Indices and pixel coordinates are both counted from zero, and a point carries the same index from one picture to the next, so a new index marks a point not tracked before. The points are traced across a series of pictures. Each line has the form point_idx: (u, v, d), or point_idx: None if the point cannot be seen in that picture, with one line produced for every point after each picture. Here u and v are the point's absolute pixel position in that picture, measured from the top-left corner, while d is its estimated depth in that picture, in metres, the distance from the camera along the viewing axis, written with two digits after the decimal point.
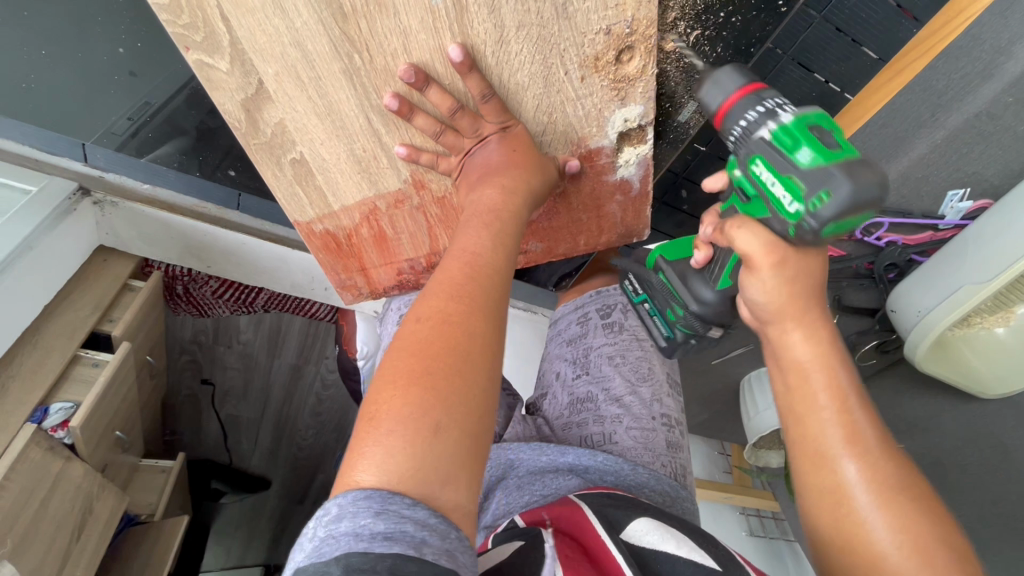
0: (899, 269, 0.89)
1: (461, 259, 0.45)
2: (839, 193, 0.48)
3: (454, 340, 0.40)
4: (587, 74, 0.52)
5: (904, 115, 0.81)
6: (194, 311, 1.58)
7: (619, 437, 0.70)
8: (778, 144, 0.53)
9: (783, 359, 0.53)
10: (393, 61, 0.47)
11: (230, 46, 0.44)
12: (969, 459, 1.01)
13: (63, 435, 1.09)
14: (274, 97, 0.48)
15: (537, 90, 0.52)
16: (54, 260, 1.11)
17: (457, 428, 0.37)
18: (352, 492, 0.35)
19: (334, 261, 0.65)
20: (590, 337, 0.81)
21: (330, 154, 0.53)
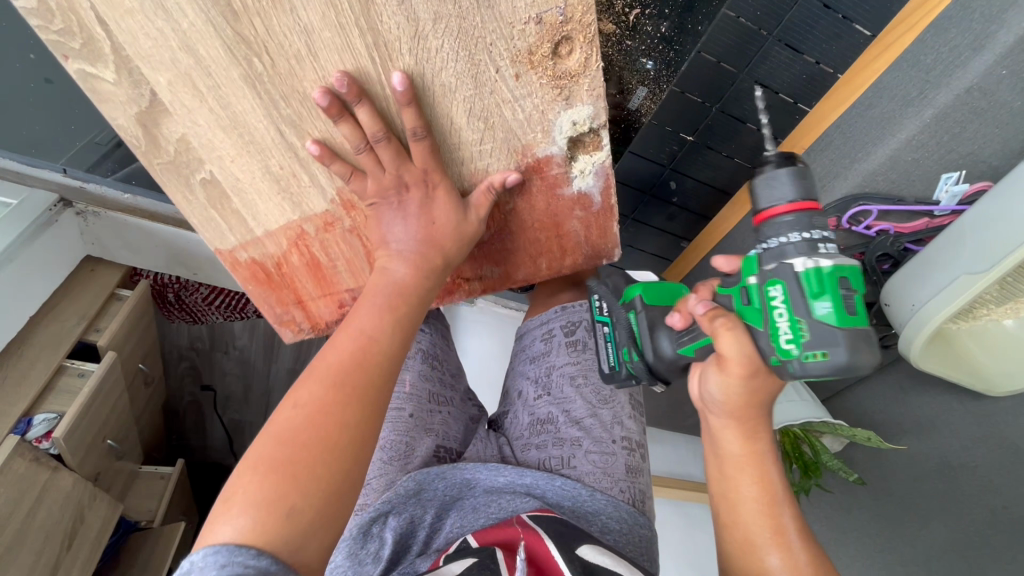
0: (894, 260, 0.84)
1: (356, 341, 0.46)
2: (836, 357, 0.48)
3: (327, 429, 0.42)
4: (522, 71, 0.47)
5: (891, 93, 0.76)
6: (187, 318, 1.59)
7: (577, 462, 0.67)
8: (805, 286, 0.50)
9: (717, 448, 0.58)
10: (296, 62, 0.43)
11: (114, 55, 0.42)
12: (979, 460, 0.93)
13: (48, 446, 1.11)
14: (171, 110, 0.45)
15: (466, 93, 0.47)
16: (41, 270, 1.16)
17: (312, 510, 0.40)
18: (205, 548, 0.36)
19: (265, 290, 0.62)
20: (553, 356, 0.77)
21: (244, 173, 0.50)
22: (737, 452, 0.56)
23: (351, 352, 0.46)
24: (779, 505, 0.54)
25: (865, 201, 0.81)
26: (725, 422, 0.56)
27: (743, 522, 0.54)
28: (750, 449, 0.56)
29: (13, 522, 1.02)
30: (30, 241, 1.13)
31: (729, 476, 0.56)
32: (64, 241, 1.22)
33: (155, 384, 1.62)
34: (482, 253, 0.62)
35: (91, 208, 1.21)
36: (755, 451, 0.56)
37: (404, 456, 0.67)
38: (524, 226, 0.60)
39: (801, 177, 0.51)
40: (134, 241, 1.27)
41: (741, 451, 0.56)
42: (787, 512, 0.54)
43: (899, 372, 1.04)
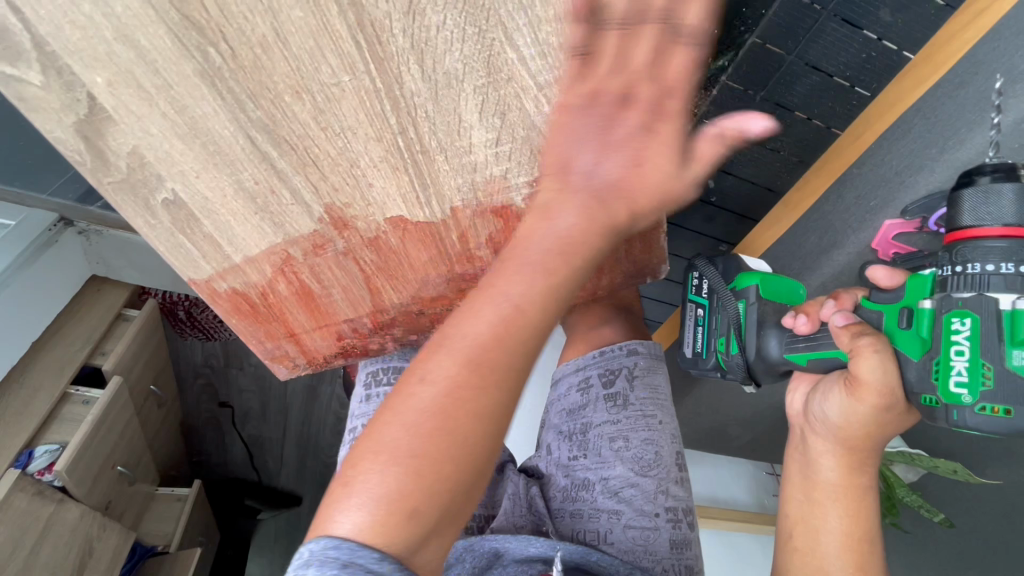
0: None
1: (500, 310, 0.38)
2: (1019, 417, 0.46)
3: (466, 416, 0.36)
4: (550, 51, 0.35)
5: (989, 67, 0.63)
6: (199, 335, 1.51)
7: (614, 537, 0.58)
8: (1006, 329, 0.48)
9: (811, 477, 0.59)
10: (262, 51, 0.33)
11: (35, 49, 0.33)
12: None
13: (52, 478, 1.06)
14: (115, 117, 0.36)
15: (477, 82, 0.37)
16: (40, 295, 1.10)
17: (438, 509, 0.35)
18: (325, 536, 0.34)
19: (252, 324, 0.53)
20: (590, 411, 0.65)
21: (212, 190, 0.41)
22: (835, 482, 0.57)
23: (494, 324, 0.37)
24: (870, 538, 0.55)
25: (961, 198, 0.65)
26: (829, 446, 0.57)
27: (823, 553, 0.56)
28: (849, 483, 0.57)
29: (17, 560, 0.97)
30: (30, 262, 1.08)
31: (814, 504, 0.58)
32: (68, 260, 1.17)
33: (169, 406, 1.56)
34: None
35: (94, 227, 1.17)
36: (852, 484, 0.57)
37: None
38: None
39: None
40: (138, 258, 1.22)
41: (838, 482, 0.57)
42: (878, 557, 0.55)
43: None
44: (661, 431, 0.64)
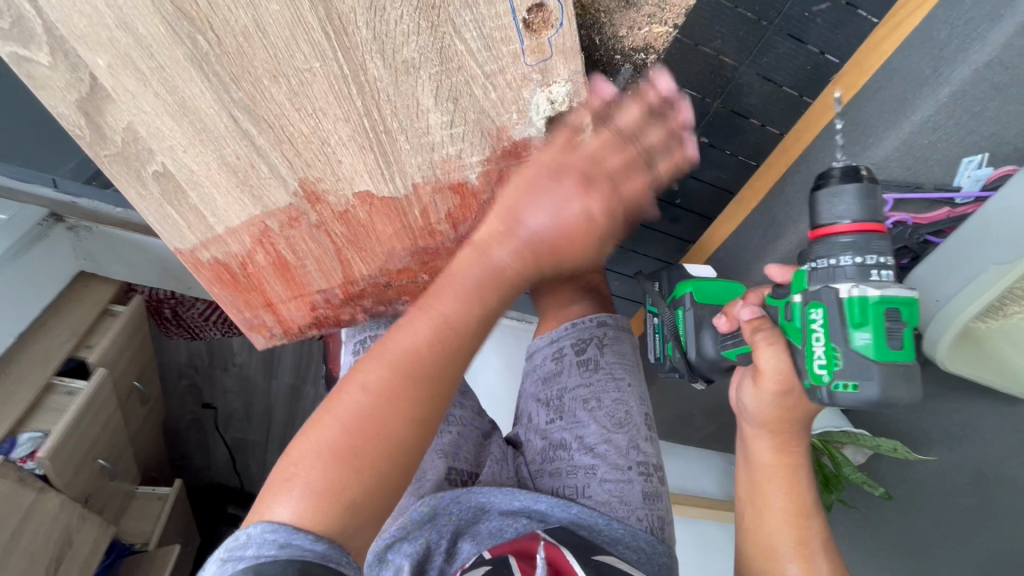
0: (914, 253, 0.78)
1: (429, 327, 0.45)
2: (866, 391, 0.48)
3: (388, 418, 0.42)
4: (492, 45, 0.42)
5: (903, 74, 0.71)
6: (184, 335, 1.53)
7: (592, 491, 0.64)
8: (845, 313, 0.49)
9: (751, 459, 0.63)
10: (243, 41, 0.39)
11: (45, 33, 0.37)
12: (1017, 471, 0.85)
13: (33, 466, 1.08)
14: (114, 95, 0.41)
15: (432, 70, 0.43)
16: (28, 289, 1.13)
17: (367, 502, 0.41)
18: (263, 523, 0.39)
19: (232, 293, 0.58)
20: (565, 377, 0.72)
21: (198, 163, 0.46)
22: (774, 470, 0.60)
23: (426, 339, 0.45)
24: (809, 508, 0.59)
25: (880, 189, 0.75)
26: (766, 436, 0.61)
27: (772, 532, 0.59)
28: (783, 466, 0.60)
29: None
30: (20, 254, 1.12)
31: (762, 489, 0.61)
32: (59, 255, 1.21)
33: (152, 404, 1.58)
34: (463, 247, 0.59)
35: (84, 223, 1.20)
36: (787, 463, 0.60)
37: (416, 480, 0.62)
38: None
39: (868, 196, 0.48)
40: (127, 253, 1.26)
41: (774, 467, 0.61)
42: (817, 521, 0.59)
43: None
44: (630, 392, 0.71)
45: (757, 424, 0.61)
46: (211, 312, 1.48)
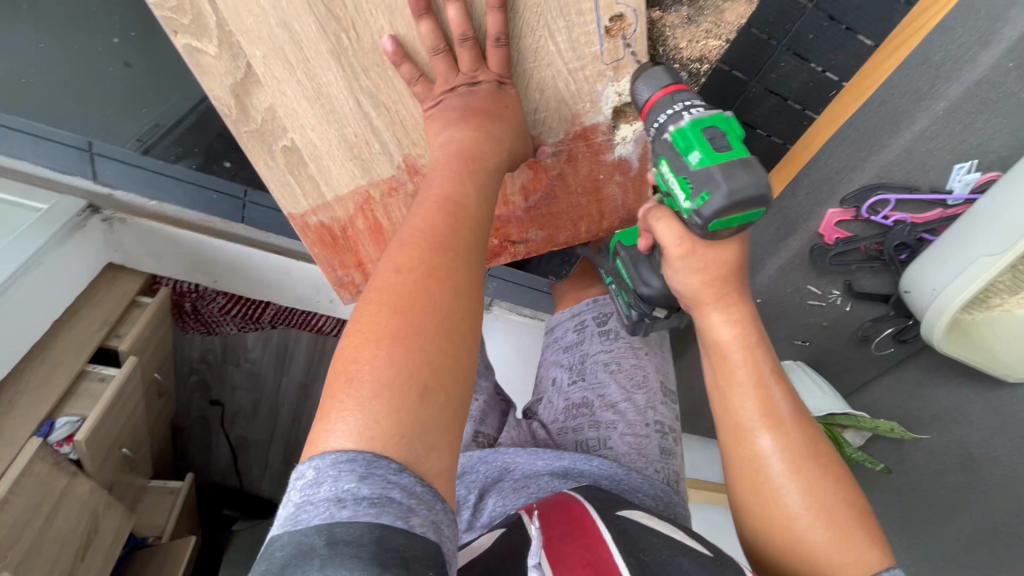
0: (912, 249, 0.89)
1: (441, 204, 0.47)
2: (716, 197, 0.49)
3: (435, 296, 0.43)
4: (577, 47, 0.54)
5: (902, 91, 0.79)
6: (201, 330, 1.49)
7: (613, 442, 0.70)
8: (675, 147, 0.52)
9: (709, 338, 0.62)
10: (378, 38, 0.50)
11: (218, 28, 0.48)
12: (1001, 451, 0.94)
13: (68, 450, 1.07)
14: (262, 80, 0.52)
15: (528, 65, 0.54)
16: (63, 278, 1.14)
17: (442, 392, 0.41)
18: (329, 454, 0.37)
19: (330, 254, 0.69)
20: (587, 345, 0.81)
21: (321, 139, 0.56)
22: (735, 352, 0.61)
23: (440, 218, 0.46)
24: (768, 378, 0.60)
25: (883, 190, 0.85)
26: (721, 309, 0.61)
27: (744, 407, 0.59)
28: (743, 345, 0.61)
29: (32, 528, 0.96)
30: (59, 244, 1.12)
31: (728, 370, 0.61)
32: (90, 246, 1.20)
33: (169, 397, 1.52)
34: (529, 216, 0.71)
35: (119, 215, 1.20)
36: (745, 340, 0.61)
37: None
38: (569, 189, 0.68)
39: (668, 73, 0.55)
40: (158, 247, 1.26)
41: (736, 349, 0.61)
42: (780, 389, 0.60)
43: (913, 366, 1.07)
44: (647, 360, 0.79)
45: (702, 298, 0.62)
46: (231, 306, 1.47)
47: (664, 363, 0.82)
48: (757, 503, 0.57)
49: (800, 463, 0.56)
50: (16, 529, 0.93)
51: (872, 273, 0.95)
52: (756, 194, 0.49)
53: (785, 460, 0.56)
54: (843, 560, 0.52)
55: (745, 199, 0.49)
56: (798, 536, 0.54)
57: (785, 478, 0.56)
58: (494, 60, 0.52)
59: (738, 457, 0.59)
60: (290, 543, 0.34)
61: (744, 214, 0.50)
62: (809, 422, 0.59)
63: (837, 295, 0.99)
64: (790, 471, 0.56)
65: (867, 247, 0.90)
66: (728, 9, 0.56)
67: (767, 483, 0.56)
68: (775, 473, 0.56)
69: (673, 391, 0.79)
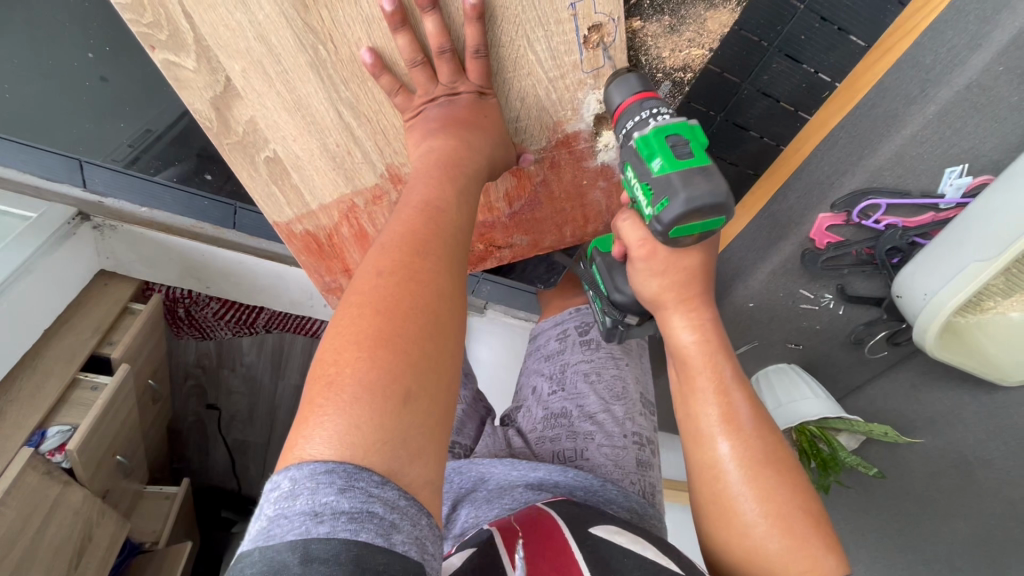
0: (902, 252, 0.89)
1: (423, 207, 0.46)
2: (671, 207, 0.47)
3: (418, 299, 0.42)
4: (556, 55, 0.53)
5: (893, 94, 0.78)
6: (195, 335, 1.49)
7: (590, 453, 0.70)
8: (638, 154, 0.50)
9: (671, 342, 0.61)
10: (356, 49, 0.49)
11: (195, 43, 0.47)
12: (995, 454, 0.94)
13: (60, 459, 1.07)
14: (242, 93, 0.51)
15: (507, 74, 0.53)
16: (53, 286, 1.13)
17: (426, 397, 0.40)
18: (305, 464, 0.36)
19: (316, 261, 0.68)
20: (568, 354, 0.81)
21: (303, 150, 0.56)
22: (697, 358, 0.60)
23: (422, 221, 0.46)
24: (732, 382, 0.59)
25: (874, 195, 0.84)
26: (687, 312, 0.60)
27: (705, 413, 0.58)
28: (705, 349, 0.60)
29: (23, 539, 0.96)
30: (49, 253, 1.10)
31: (690, 375, 0.60)
32: (82, 254, 1.20)
33: (162, 402, 1.50)
34: (514, 221, 0.70)
35: (109, 222, 1.18)
36: (709, 345, 0.60)
37: None
38: (553, 196, 0.67)
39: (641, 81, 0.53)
40: (150, 253, 1.25)
41: (699, 355, 0.60)
42: (742, 395, 0.58)
43: (908, 369, 1.07)
44: (628, 370, 0.79)
45: (666, 300, 0.61)
46: (225, 311, 1.46)
47: (645, 374, 0.82)
48: (716, 510, 0.56)
49: (761, 470, 0.54)
50: (7, 540, 0.93)
51: (864, 277, 0.94)
52: (719, 201, 0.47)
53: (741, 468, 0.55)
54: (798, 568, 0.51)
55: (705, 208, 0.46)
56: (754, 543, 0.53)
57: (743, 486, 0.54)
58: (474, 71, 0.51)
59: (698, 463, 0.58)
60: (260, 561, 0.32)
61: (702, 223, 0.48)
62: (772, 429, 0.58)
63: (830, 299, 0.99)
64: (748, 479, 0.54)
65: (858, 251, 0.90)
66: (710, 17, 0.55)
67: (726, 492, 0.55)
68: (732, 482, 0.55)
69: (653, 403, 0.79)
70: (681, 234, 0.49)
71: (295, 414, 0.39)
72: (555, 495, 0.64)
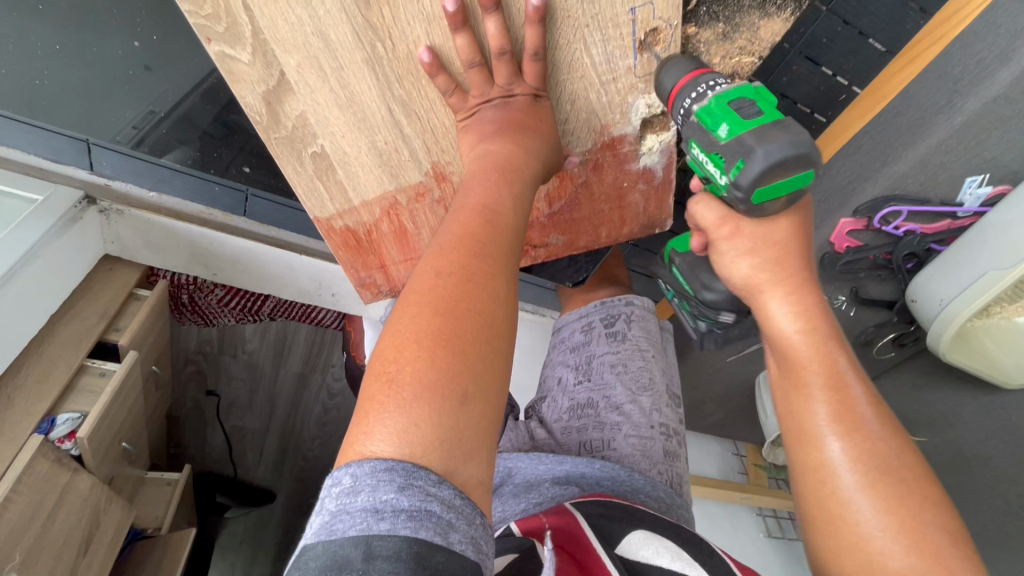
0: (919, 258, 0.92)
1: (479, 211, 0.46)
2: (752, 167, 0.48)
3: (475, 302, 0.42)
4: (612, 60, 0.53)
5: (920, 103, 0.79)
6: (199, 321, 1.45)
7: (617, 444, 0.72)
8: (703, 127, 0.51)
9: (773, 336, 0.58)
10: (414, 47, 0.49)
11: (252, 37, 0.46)
12: (994, 452, 1.00)
13: (70, 447, 1.02)
14: (295, 88, 0.50)
15: (563, 76, 0.53)
16: (59, 271, 1.07)
17: (481, 398, 0.40)
18: (367, 461, 0.36)
19: (354, 256, 0.68)
20: (594, 346, 0.82)
21: (351, 146, 0.55)
22: (806, 350, 0.56)
23: (479, 222, 0.45)
24: (846, 378, 0.54)
25: (895, 202, 0.87)
26: (786, 296, 0.58)
27: (813, 410, 0.54)
28: (814, 343, 0.56)
29: (33, 527, 0.91)
30: (58, 236, 1.04)
31: (798, 370, 0.56)
32: (88, 238, 1.13)
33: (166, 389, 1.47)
34: (552, 222, 0.70)
35: (116, 207, 1.11)
36: (816, 336, 0.56)
37: None
38: (592, 197, 0.68)
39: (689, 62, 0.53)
40: (158, 239, 1.18)
41: (808, 348, 0.56)
42: (860, 393, 0.54)
43: (912, 370, 1.10)
44: (653, 362, 0.79)
45: (761, 281, 0.59)
46: (230, 298, 1.40)
47: (669, 364, 0.83)
48: (823, 517, 0.51)
49: (880, 474, 0.49)
50: (18, 528, 0.88)
51: (878, 281, 0.97)
52: (805, 155, 0.48)
53: (858, 470, 0.50)
54: None
55: (789, 161, 0.48)
56: (870, 557, 0.47)
57: (858, 490, 0.49)
58: (530, 74, 0.51)
59: (803, 465, 0.54)
60: (324, 553, 0.33)
61: (790, 181, 0.50)
62: (899, 435, 0.52)
63: (844, 301, 1.00)
64: (865, 484, 0.49)
65: (877, 256, 0.93)
66: (763, 26, 0.56)
67: (834, 497, 0.51)
68: (846, 484, 0.50)
69: (676, 394, 0.81)
70: (765, 196, 0.50)
71: (352, 413, 0.39)
72: (584, 487, 0.65)
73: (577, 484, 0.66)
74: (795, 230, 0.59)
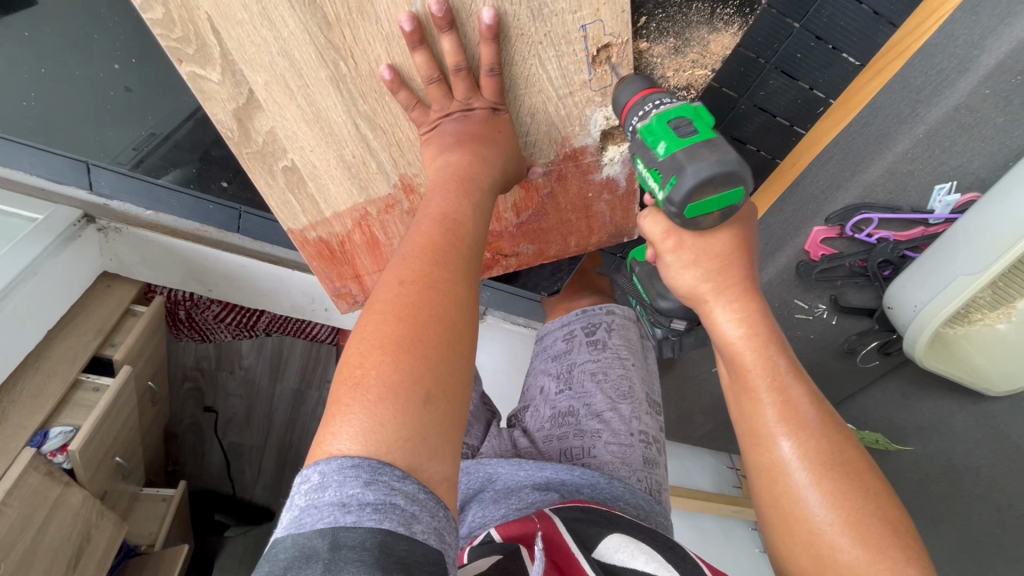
0: (894, 265, 0.94)
1: (440, 221, 0.47)
2: (681, 183, 0.48)
3: (438, 308, 0.42)
4: (567, 75, 0.55)
5: (886, 112, 0.81)
6: (195, 337, 1.48)
7: (598, 451, 0.72)
8: (644, 144, 0.52)
9: (717, 339, 0.56)
10: (376, 65, 0.51)
11: (221, 57, 0.49)
12: (982, 462, 1.00)
13: (63, 460, 1.03)
14: (263, 105, 0.53)
15: (518, 91, 0.55)
16: (56, 287, 1.08)
17: (445, 399, 0.39)
18: (333, 459, 0.35)
19: (328, 267, 0.71)
20: (575, 353, 0.83)
21: (320, 160, 0.58)
22: (750, 358, 0.53)
23: (441, 231, 0.46)
24: (784, 376, 0.52)
25: (866, 210, 0.89)
26: (730, 303, 0.55)
27: (761, 412, 0.52)
28: (757, 347, 0.53)
29: (24, 540, 0.92)
30: (54, 255, 1.06)
31: (743, 374, 0.53)
32: (84, 256, 1.15)
33: (161, 403, 1.47)
34: (522, 232, 0.72)
35: (115, 224, 1.14)
36: (760, 343, 0.54)
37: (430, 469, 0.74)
38: (560, 207, 0.70)
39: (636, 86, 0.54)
40: (154, 256, 1.20)
41: (752, 354, 0.53)
42: (800, 393, 0.52)
43: (898, 378, 1.11)
44: (633, 370, 0.80)
45: (705, 291, 0.56)
46: (226, 314, 1.43)
47: (650, 372, 0.84)
48: (777, 516, 0.50)
49: (826, 470, 0.48)
50: (9, 540, 0.89)
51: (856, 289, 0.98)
52: (730, 169, 0.47)
53: (807, 468, 0.49)
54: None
55: (717, 178, 0.47)
56: (822, 551, 0.47)
57: (807, 487, 0.48)
58: (492, 92, 0.53)
59: (757, 466, 0.52)
60: (292, 547, 0.32)
61: (719, 197, 0.49)
62: (838, 427, 0.51)
63: (823, 309, 1.03)
64: (813, 481, 0.48)
65: (852, 263, 0.95)
66: (712, 40, 0.60)
67: (786, 494, 0.49)
68: (798, 484, 0.49)
69: (658, 402, 0.81)
70: (696, 211, 0.50)
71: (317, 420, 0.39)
72: (564, 494, 0.65)
73: (557, 491, 0.66)
74: (737, 240, 0.56)
